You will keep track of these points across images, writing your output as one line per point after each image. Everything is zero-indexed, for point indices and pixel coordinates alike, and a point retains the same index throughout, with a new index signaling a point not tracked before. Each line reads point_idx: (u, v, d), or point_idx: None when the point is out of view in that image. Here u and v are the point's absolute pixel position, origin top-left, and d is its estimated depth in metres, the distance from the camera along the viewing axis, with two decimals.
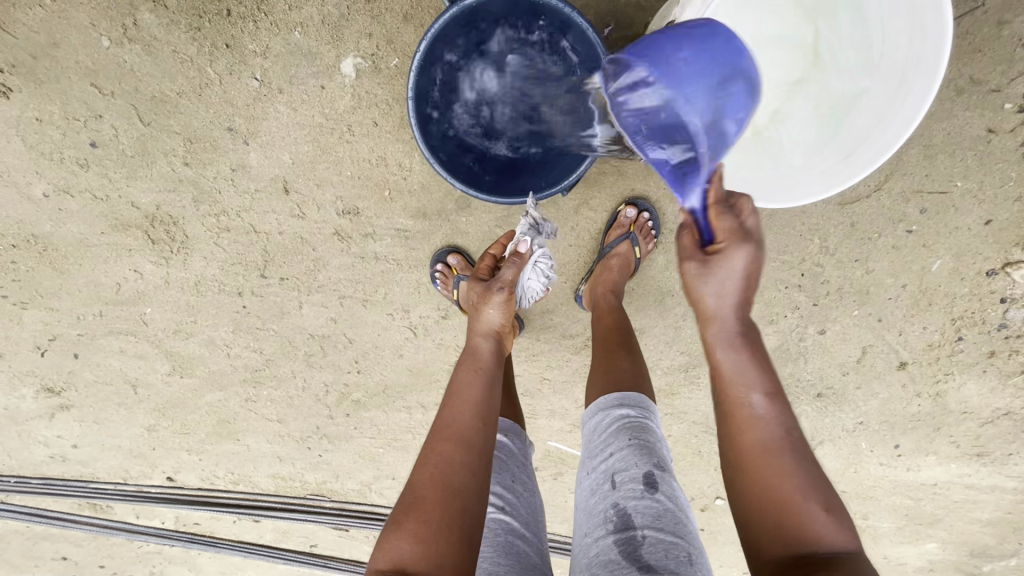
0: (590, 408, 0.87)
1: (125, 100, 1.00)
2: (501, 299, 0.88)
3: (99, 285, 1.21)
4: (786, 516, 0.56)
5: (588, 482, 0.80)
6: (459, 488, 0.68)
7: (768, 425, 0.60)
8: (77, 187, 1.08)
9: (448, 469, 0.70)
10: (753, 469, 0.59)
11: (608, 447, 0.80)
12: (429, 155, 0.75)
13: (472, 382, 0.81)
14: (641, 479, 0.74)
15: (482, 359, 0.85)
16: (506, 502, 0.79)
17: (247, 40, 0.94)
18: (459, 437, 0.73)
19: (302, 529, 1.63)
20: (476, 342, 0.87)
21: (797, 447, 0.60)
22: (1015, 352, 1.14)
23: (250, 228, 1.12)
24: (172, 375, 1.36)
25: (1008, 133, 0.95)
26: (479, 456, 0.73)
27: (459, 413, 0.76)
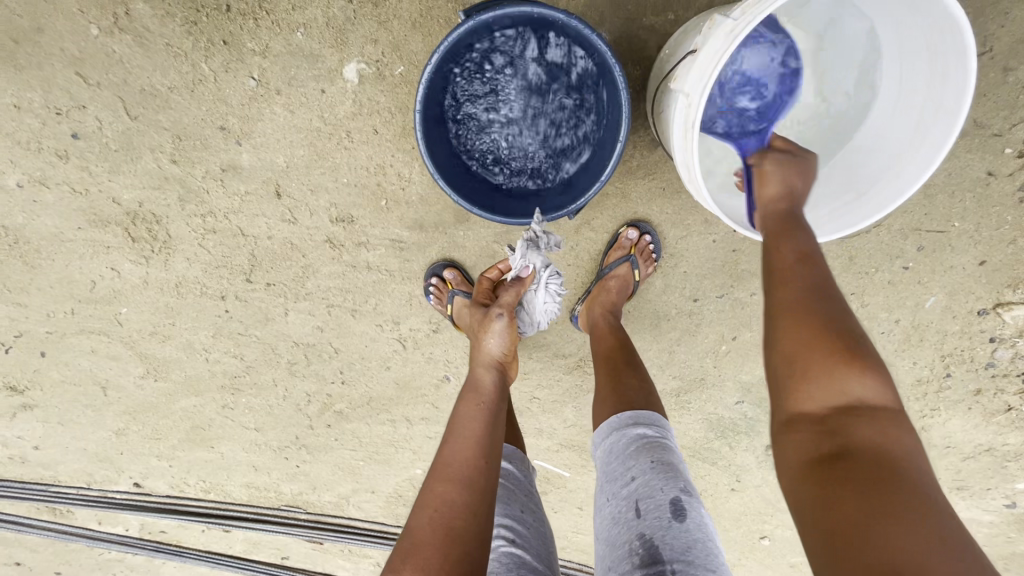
0: (605, 428, 0.85)
1: (112, 92, 0.95)
2: (502, 325, 0.88)
3: (72, 282, 1.15)
4: (820, 366, 0.56)
5: (610, 509, 0.78)
6: (463, 531, 0.65)
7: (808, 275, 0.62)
8: (54, 179, 1.03)
9: (449, 512, 0.67)
10: (784, 325, 0.60)
11: (627, 471, 0.77)
12: (432, 171, 0.72)
13: (475, 417, 0.78)
14: (667, 507, 0.72)
15: (483, 393, 0.82)
16: (517, 534, 0.76)
17: (245, 38, 0.90)
18: (459, 478, 0.70)
19: (274, 540, 1.58)
20: (477, 374, 0.85)
21: (839, 303, 0.60)
22: (1001, 391, 1.15)
23: (237, 231, 1.07)
24: (146, 378, 1.30)
25: (1007, 177, 0.95)
26: (483, 496, 0.70)
27: (460, 451, 0.74)
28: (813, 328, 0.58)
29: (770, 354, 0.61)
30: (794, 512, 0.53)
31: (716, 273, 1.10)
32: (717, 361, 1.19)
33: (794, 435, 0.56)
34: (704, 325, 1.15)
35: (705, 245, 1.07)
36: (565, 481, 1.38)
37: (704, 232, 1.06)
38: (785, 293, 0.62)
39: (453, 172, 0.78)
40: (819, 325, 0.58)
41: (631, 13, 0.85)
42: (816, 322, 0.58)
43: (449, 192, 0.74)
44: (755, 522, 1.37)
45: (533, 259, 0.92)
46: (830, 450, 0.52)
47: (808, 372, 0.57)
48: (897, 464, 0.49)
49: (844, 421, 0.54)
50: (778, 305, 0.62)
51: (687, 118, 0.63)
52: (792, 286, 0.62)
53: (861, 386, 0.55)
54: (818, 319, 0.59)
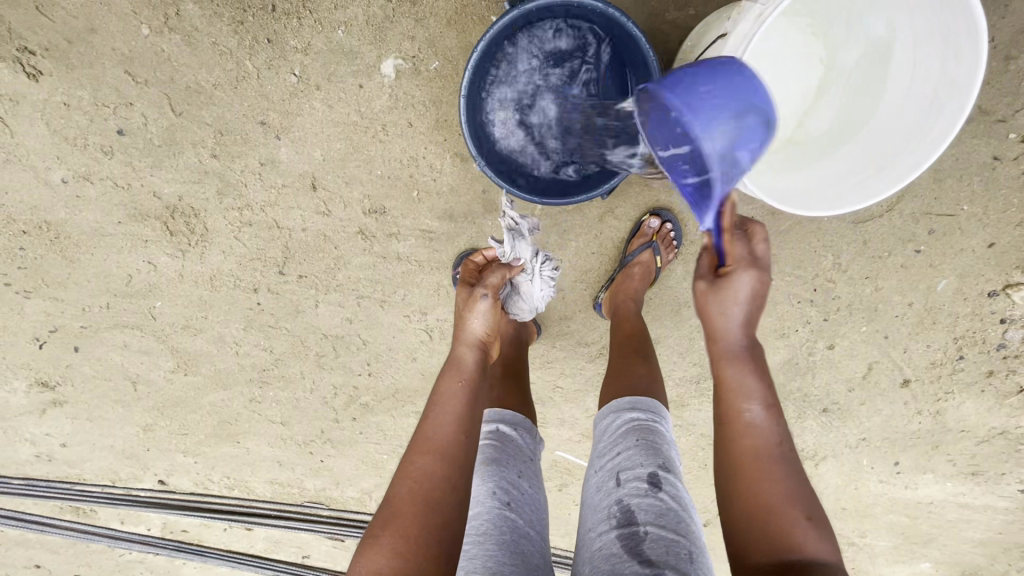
0: (601, 413, 0.89)
1: (158, 89, 0.99)
2: (486, 306, 0.86)
3: (109, 276, 1.18)
4: (781, 527, 0.60)
5: (596, 479, 0.81)
6: (440, 503, 0.68)
7: (762, 431, 0.65)
8: (98, 174, 1.07)
9: (427, 485, 0.69)
10: (748, 483, 0.63)
11: (616, 447, 0.81)
12: (473, 149, 0.75)
13: (454, 392, 0.78)
14: (646, 478, 0.75)
15: (465, 367, 0.82)
16: (511, 498, 0.79)
17: (289, 36, 0.95)
18: (439, 451, 0.72)
19: (296, 538, 1.59)
20: (459, 349, 0.84)
21: (792, 464, 0.65)
22: (1012, 372, 1.18)
23: (273, 223, 1.11)
24: (176, 372, 1.32)
25: (1012, 162, 1.00)
26: (460, 468, 0.72)
27: (438, 424, 0.75)
28: (775, 486, 0.63)
29: (734, 513, 0.64)
30: None
31: None
32: None
33: None
34: None
35: None
36: None
37: None
38: (744, 449, 0.65)
39: (477, 122, 0.81)
40: (782, 491, 0.62)
41: (654, 9, 0.90)
42: (774, 489, 0.63)
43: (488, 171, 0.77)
44: None
45: (517, 248, 0.97)
46: None
47: (770, 534, 0.60)
48: None
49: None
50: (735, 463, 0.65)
51: None
52: (755, 441, 0.65)
53: (816, 544, 0.60)
54: (780, 476, 0.63)
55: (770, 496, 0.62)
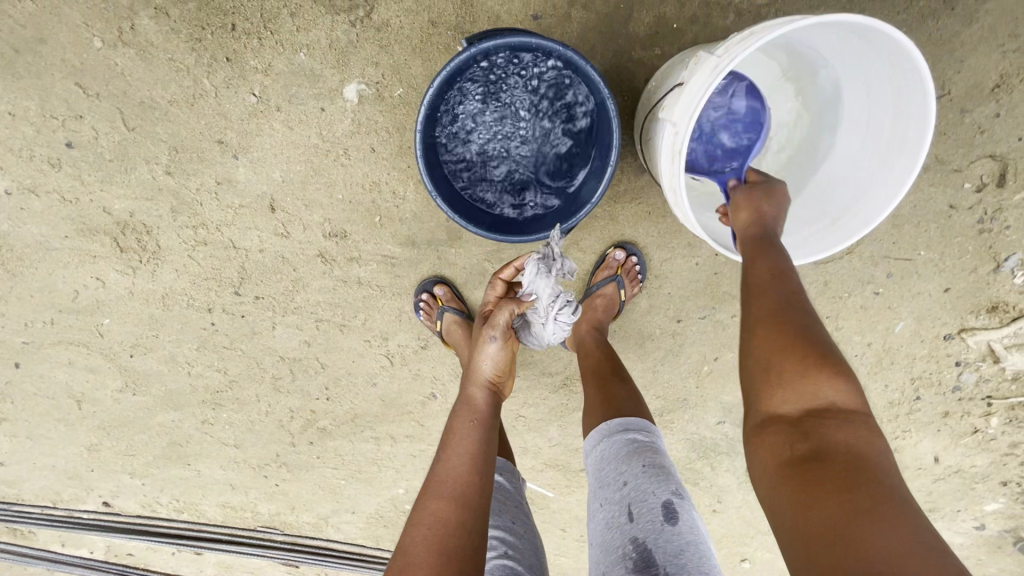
0: (594, 435, 0.87)
1: (110, 103, 0.96)
2: (496, 348, 0.84)
3: (54, 291, 1.13)
4: (795, 367, 0.62)
5: (603, 514, 0.79)
6: (457, 548, 0.65)
7: (780, 292, 0.67)
8: (44, 187, 1.02)
9: (443, 530, 0.67)
10: (760, 336, 0.66)
11: (619, 475, 0.80)
12: (430, 189, 0.74)
13: (467, 431, 0.79)
14: (659, 511, 0.74)
15: (476, 407, 0.83)
16: (508, 545, 0.78)
17: (249, 56, 0.92)
18: (452, 496, 0.71)
19: (248, 563, 1.53)
20: (469, 392, 0.84)
21: (808, 309, 0.66)
22: (967, 414, 1.20)
23: (229, 243, 1.08)
24: (123, 391, 1.27)
25: (967, 210, 1.02)
26: (474, 512, 0.70)
27: (453, 465, 0.74)
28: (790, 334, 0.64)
29: (746, 367, 0.66)
30: (772, 513, 0.57)
31: (699, 295, 1.13)
32: (699, 381, 1.22)
33: (770, 433, 0.61)
34: (686, 345, 1.19)
35: (688, 267, 1.11)
36: (548, 502, 1.38)
37: (687, 255, 1.10)
38: (761, 304, 0.67)
39: (435, 159, 0.79)
40: (792, 336, 0.63)
41: (620, 47, 0.90)
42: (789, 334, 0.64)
43: (447, 210, 0.76)
44: (736, 544, 1.38)
45: (540, 288, 0.81)
46: (804, 452, 0.57)
47: (782, 377, 0.62)
48: (867, 465, 0.54)
49: (816, 426, 0.59)
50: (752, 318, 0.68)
51: (674, 145, 0.67)
52: (770, 297, 0.67)
53: (831, 390, 0.60)
54: (795, 324, 0.64)
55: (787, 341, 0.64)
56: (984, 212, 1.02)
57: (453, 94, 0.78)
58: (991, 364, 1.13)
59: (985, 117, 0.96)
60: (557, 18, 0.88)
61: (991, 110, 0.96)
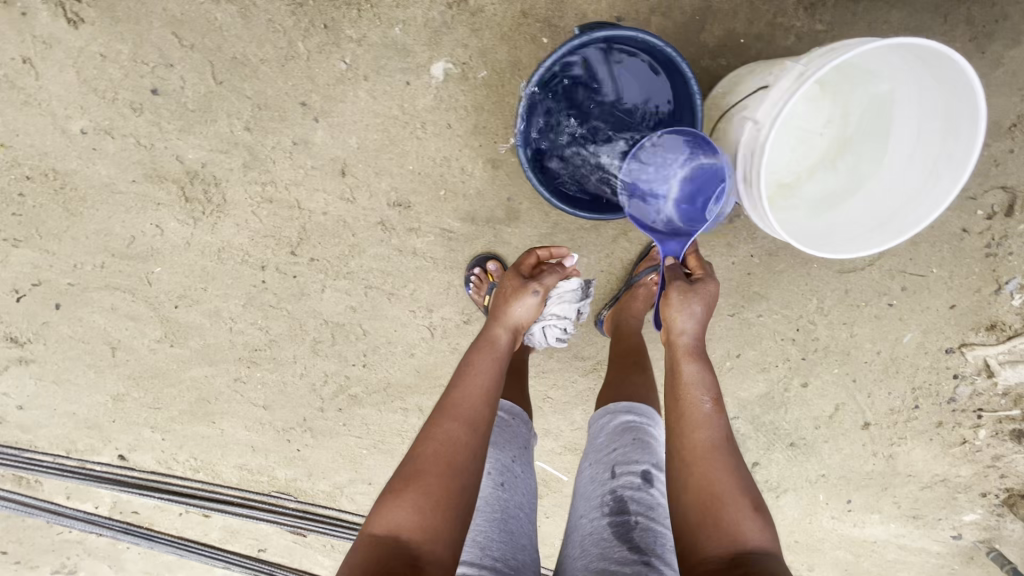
0: (598, 407, 0.94)
1: (203, 56, 1.00)
2: (533, 298, 0.93)
3: (110, 235, 1.15)
4: (719, 503, 0.72)
5: (589, 471, 0.87)
6: (459, 466, 0.75)
7: (710, 431, 0.78)
8: (121, 130, 1.06)
9: (452, 449, 0.76)
10: (693, 465, 0.75)
11: (612, 443, 0.87)
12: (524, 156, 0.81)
13: (484, 368, 0.86)
14: (640, 474, 0.81)
15: (497, 346, 0.90)
16: (502, 478, 0.86)
17: (346, 25, 0.98)
18: (466, 421, 0.79)
19: (256, 528, 1.54)
20: (494, 329, 0.91)
21: (735, 455, 0.77)
22: (959, 424, 1.30)
23: (294, 203, 1.12)
24: (161, 343, 1.28)
25: (977, 235, 1.13)
26: (478, 435, 0.79)
27: (468, 397, 0.81)
28: (722, 472, 0.74)
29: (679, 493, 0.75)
30: None
31: (730, 293, 1.22)
32: (720, 375, 1.30)
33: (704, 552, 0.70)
34: (713, 339, 1.27)
35: (724, 265, 1.19)
36: (563, 485, 1.43)
37: (724, 254, 1.18)
38: (697, 436, 0.77)
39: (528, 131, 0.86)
40: (723, 473, 0.74)
41: (692, 54, 0.98)
42: (720, 471, 0.74)
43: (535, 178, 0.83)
44: None
45: (563, 285, 1.01)
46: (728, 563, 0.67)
47: (712, 509, 0.72)
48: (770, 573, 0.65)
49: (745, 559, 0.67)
50: (685, 448, 0.77)
51: (752, 143, 0.75)
52: (706, 430, 0.78)
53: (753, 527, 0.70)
54: (722, 461, 0.75)
55: (718, 482, 0.73)
56: (992, 238, 1.13)
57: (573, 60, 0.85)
58: (984, 378, 1.24)
59: (1000, 152, 1.08)
60: (637, 22, 0.96)
61: (1006, 146, 1.07)
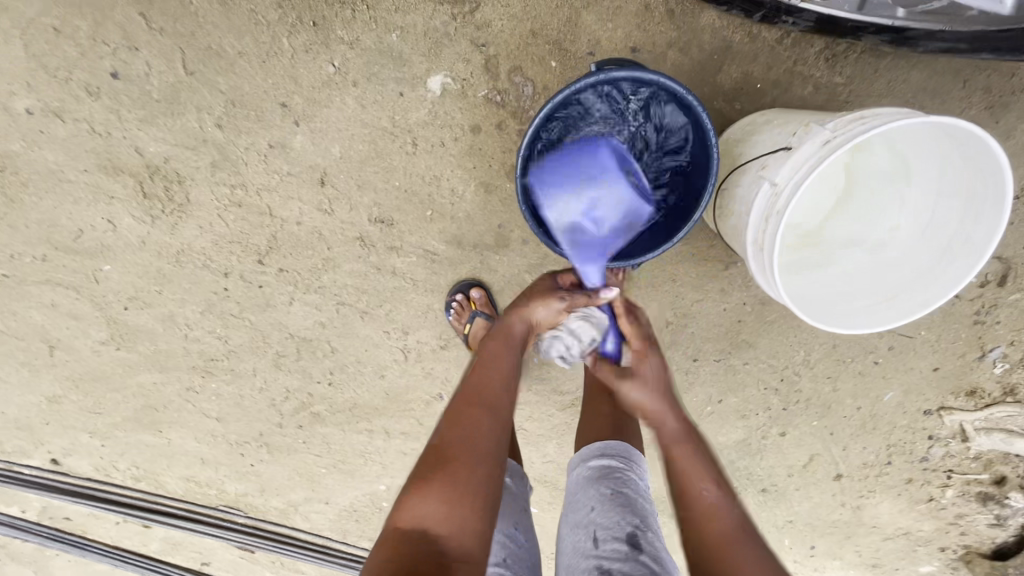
0: (574, 463, 0.88)
1: (173, 42, 0.90)
2: (557, 305, 0.87)
3: (55, 226, 1.04)
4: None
5: (571, 539, 0.79)
6: (490, 451, 0.69)
7: (716, 495, 0.74)
8: (74, 114, 0.95)
9: (481, 437, 0.70)
10: (719, 547, 0.69)
11: (589, 502, 0.80)
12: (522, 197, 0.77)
13: (503, 359, 0.81)
14: (625, 538, 0.73)
15: (513, 339, 0.85)
16: (505, 556, 0.78)
17: (337, 25, 0.89)
18: (490, 407, 0.74)
19: (200, 542, 1.45)
20: (510, 320, 0.86)
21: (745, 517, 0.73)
22: (928, 483, 1.30)
23: (266, 209, 1.03)
24: (106, 345, 1.17)
25: (967, 302, 1.12)
26: (502, 423, 0.73)
27: (490, 381, 0.77)
28: (748, 548, 0.69)
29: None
30: None
31: (719, 338, 1.18)
32: (699, 419, 1.27)
33: None
34: (696, 383, 1.23)
35: (716, 311, 1.15)
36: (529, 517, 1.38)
37: (717, 300, 1.14)
38: (712, 512, 0.72)
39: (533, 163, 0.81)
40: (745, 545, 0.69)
41: (706, 95, 0.92)
42: (742, 540, 0.69)
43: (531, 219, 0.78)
44: None
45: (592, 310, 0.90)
46: None
47: None
48: None
49: None
50: (707, 537, 0.70)
51: (768, 203, 0.71)
52: (715, 502, 0.73)
53: None
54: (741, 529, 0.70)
55: (739, 553, 0.68)
56: (981, 306, 1.12)
57: (583, 97, 0.80)
58: (958, 442, 1.24)
59: None
60: (652, 55, 0.90)
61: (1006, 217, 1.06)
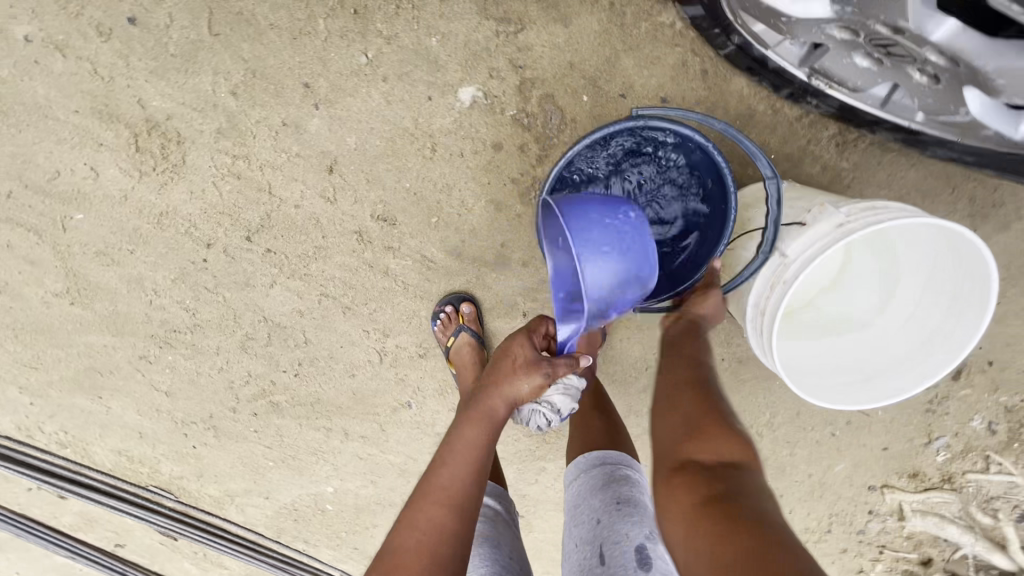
0: (572, 469, 0.88)
1: (202, 0, 0.88)
2: (537, 381, 0.79)
3: (30, 164, 0.97)
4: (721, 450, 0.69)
5: (577, 552, 0.81)
6: (446, 560, 0.67)
7: (715, 382, 0.78)
8: (78, 52, 0.90)
9: (437, 541, 0.68)
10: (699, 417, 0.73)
11: (593, 515, 0.81)
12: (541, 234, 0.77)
13: (472, 444, 0.76)
14: (633, 555, 0.77)
15: (488, 420, 0.79)
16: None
17: (379, 19, 0.88)
18: (450, 504, 0.71)
19: (118, 521, 1.37)
20: (486, 397, 0.79)
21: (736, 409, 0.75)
22: (860, 554, 1.34)
23: (265, 186, 0.99)
24: (58, 298, 1.09)
25: (923, 390, 1.19)
26: (466, 524, 0.70)
27: (452, 474, 0.73)
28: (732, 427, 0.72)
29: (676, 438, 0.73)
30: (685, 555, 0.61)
31: None
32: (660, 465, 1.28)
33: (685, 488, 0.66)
34: None
35: None
36: None
37: None
38: (699, 391, 0.76)
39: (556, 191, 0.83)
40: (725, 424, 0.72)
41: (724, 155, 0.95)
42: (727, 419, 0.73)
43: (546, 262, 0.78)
44: None
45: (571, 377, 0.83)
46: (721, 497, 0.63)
47: (716, 454, 0.69)
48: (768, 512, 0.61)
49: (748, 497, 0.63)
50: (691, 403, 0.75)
51: (774, 272, 0.74)
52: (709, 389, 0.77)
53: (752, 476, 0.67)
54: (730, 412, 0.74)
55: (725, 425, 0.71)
56: (934, 395, 1.19)
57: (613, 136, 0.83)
58: (895, 520, 1.30)
59: None
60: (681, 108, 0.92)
61: None
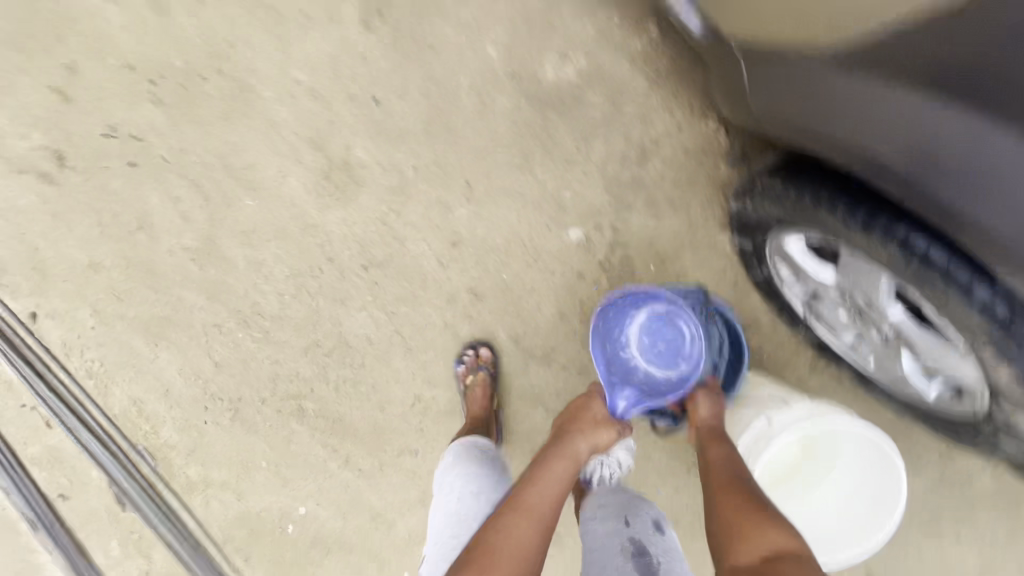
0: (597, 485, 1.10)
1: (427, 108, 1.22)
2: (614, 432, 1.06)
3: (239, 153, 1.24)
4: (739, 518, 0.81)
5: (601, 525, 0.97)
6: (528, 556, 0.84)
7: (732, 466, 0.91)
8: (325, 102, 1.22)
9: (522, 541, 0.85)
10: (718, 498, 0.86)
11: (615, 500, 1.02)
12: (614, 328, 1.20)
13: (557, 476, 0.96)
14: (651, 521, 0.96)
15: (573, 460, 0.99)
16: None
17: (537, 166, 1.24)
18: (531, 514, 0.88)
19: (84, 468, 1.37)
20: (577, 442, 1.01)
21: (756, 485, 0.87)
22: None
23: (401, 237, 1.27)
24: (185, 252, 1.28)
25: None
26: (545, 532, 0.88)
27: (538, 493, 0.92)
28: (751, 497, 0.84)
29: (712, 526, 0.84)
30: None
31: None
32: None
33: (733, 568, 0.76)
34: None
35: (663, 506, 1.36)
36: None
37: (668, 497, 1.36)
38: (720, 476, 0.90)
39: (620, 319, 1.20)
40: (744, 496, 0.84)
41: None
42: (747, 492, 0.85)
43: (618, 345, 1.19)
44: None
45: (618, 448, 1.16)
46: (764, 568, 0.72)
47: (739, 525, 0.79)
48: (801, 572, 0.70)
49: (774, 557, 0.73)
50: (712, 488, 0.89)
51: (761, 436, 1.02)
52: (724, 471, 0.91)
53: (779, 533, 0.76)
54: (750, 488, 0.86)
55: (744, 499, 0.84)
56: None
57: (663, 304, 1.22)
58: None
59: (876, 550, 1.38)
60: None
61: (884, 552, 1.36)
